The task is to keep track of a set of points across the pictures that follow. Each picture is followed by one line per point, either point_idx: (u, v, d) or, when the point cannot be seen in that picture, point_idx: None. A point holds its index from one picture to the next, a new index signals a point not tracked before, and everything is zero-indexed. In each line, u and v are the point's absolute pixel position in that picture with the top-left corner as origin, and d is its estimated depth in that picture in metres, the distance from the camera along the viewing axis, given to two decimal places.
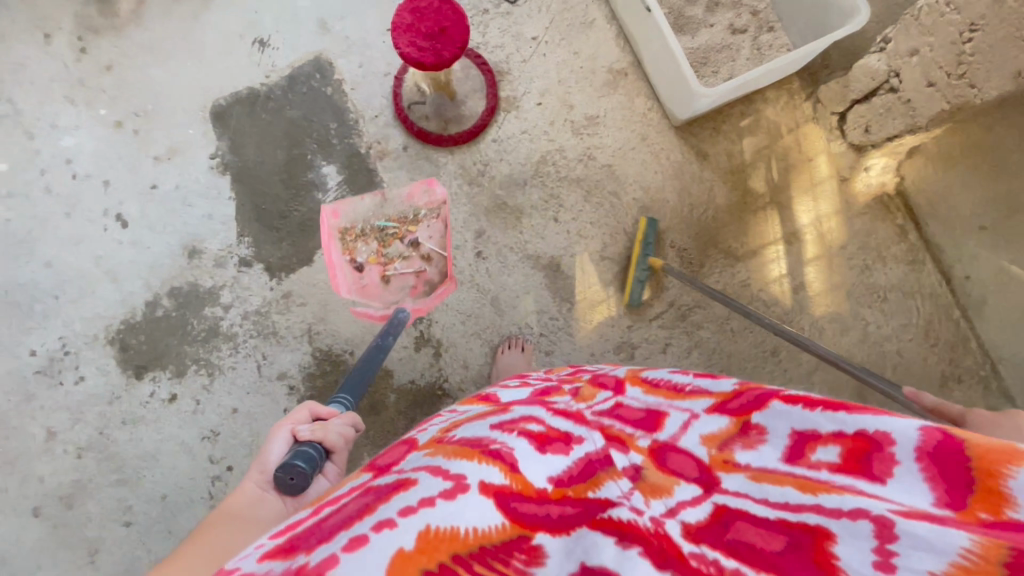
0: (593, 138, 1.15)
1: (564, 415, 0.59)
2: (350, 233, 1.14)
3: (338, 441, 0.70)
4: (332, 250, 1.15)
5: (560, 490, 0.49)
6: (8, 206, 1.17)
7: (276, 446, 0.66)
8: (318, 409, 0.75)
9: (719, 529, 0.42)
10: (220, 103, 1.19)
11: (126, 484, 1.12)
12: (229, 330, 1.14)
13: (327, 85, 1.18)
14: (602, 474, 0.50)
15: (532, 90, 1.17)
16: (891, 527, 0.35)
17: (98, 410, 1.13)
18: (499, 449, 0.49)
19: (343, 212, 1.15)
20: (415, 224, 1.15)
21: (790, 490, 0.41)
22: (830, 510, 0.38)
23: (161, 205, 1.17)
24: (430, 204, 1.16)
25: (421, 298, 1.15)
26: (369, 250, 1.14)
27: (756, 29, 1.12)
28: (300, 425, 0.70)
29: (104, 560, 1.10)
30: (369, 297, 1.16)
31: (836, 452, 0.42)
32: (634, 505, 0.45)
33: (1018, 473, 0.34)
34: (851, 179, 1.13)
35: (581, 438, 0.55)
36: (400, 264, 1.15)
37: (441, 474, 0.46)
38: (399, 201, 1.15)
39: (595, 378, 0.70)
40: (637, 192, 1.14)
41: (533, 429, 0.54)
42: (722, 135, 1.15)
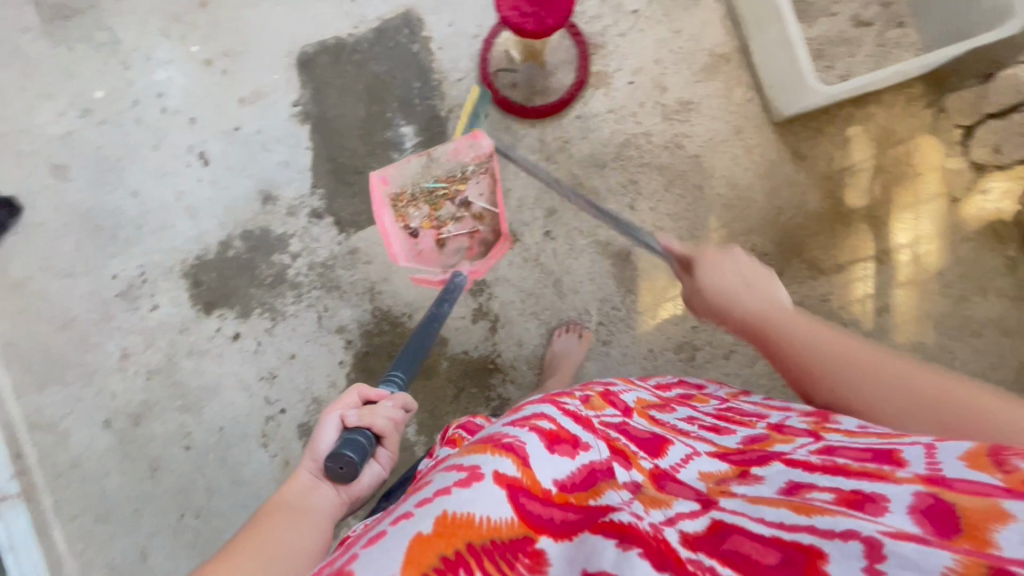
0: (684, 125, 1.09)
1: (574, 414, 0.57)
2: (401, 199, 1.05)
3: (387, 426, 0.69)
4: (383, 217, 1.06)
5: (563, 496, 0.48)
6: (101, 132, 1.21)
7: (326, 434, 0.67)
8: (367, 391, 0.73)
9: (716, 539, 0.42)
10: (307, 51, 1.18)
11: (187, 411, 1.18)
12: (295, 279, 1.17)
13: (414, 42, 1.15)
14: (604, 483, 0.49)
15: (625, 67, 1.11)
16: (880, 547, 0.36)
17: (168, 338, 1.19)
18: (512, 442, 0.49)
19: (391, 178, 1.05)
20: (464, 181, 1.06)
21: (787, 511, 0.42)
22: (824, 531, 0.38)
23: (242, 147, 1.19)
24: (476, 159, 1.05)
25: (478, 259, 1.09)
26: (421, 215, 1.06)
27: (884, 23, 1.02)
28: (350, 409, 0.69)
29: (164, 478, 1.18)
30: (425, 263, 1.09)
31: (831, 495, 0.43)
32: (634, 511, 0.45)
33: (1003, 529, 0.35)
34: (963, 201, 1.03)
35: (589, 444, 0.53)
36: (454, 225, 1.07)
37: (460, 467, 0.46)
38: (445, 158, 1.04)
39: (606, 392, 0.66)
40: (723, 188, 1.08)
41: (545, 425, 0.52)
42: (824, 137, 1.07)
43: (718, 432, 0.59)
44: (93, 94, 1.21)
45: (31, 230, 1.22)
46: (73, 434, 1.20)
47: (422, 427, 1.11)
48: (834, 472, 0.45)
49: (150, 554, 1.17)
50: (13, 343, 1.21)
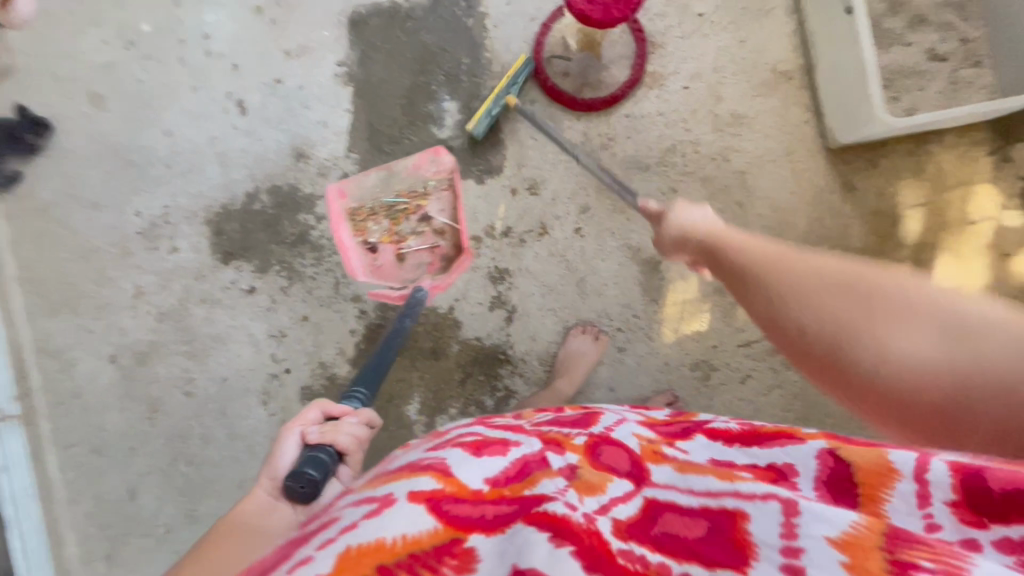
0: (734, 139, 1.06)
1: (504, 425, 0.59)
2: (360, 213, 1.07)
3: (349, 444, 0.68)
4: (342, 232, 1.08)
5: (496, 490, 0.48)
6: (143, 67, 1.20)
7: (287, 452, 0.66)
8: (330, 407, 0.72)
9: (647, 522, 0.43)
10: (360, 11, 1.15)
11: (193, 358, 1.18)
12: (317, 241, 1.15)
13: (469, 16, 1.12)
14: (538, 471, 0.49)
15: (682, 71, 1.07)
16: (796, 505, 0.38)
17: (183, 282, 1.18)
18: (432, 462, 0.50)
19: (351, 192, 1.08)
20: (425, 197, 1.08)
21: (711, 479, 0.44)
22: (746, 495, 0.41)
23: (281, 101, 1.17)
24: (438, 174, 1.09)
25: (439, 274, 1.08)
26: (380, 229, 1.07)
27: (960, 60, 0.97)
28: (311, 426, 0.68)
29: (162, 420, 1.18)
30: (385, 279, 1.09)
31: (749, 472, 0.45)
32: (568, 501, 0.44)
33: (893, 495, 0.39)
34: (1012, 256, 0.99)
35: (519, 440, 0.54)
36: (414, 240, 1.07)
37: (369, 499, 0.46)
38: (406, 173, 1.08)
39: (554, 408, 0.68)
40: (764, 209, 1.05)
41: (471, 437, 0.55)
42: (878, 171, 1.03)
43: (652, 412, 0.64)
44: (139, 27, 1.20)
45: (61, 156, 1.21)
46: (78, 365, 1.20)
47: (424, 407, 1.10)
48: (749, 444, 0.49)
49: (138, 493, 1.18)
50: (31, 266, 1.21)
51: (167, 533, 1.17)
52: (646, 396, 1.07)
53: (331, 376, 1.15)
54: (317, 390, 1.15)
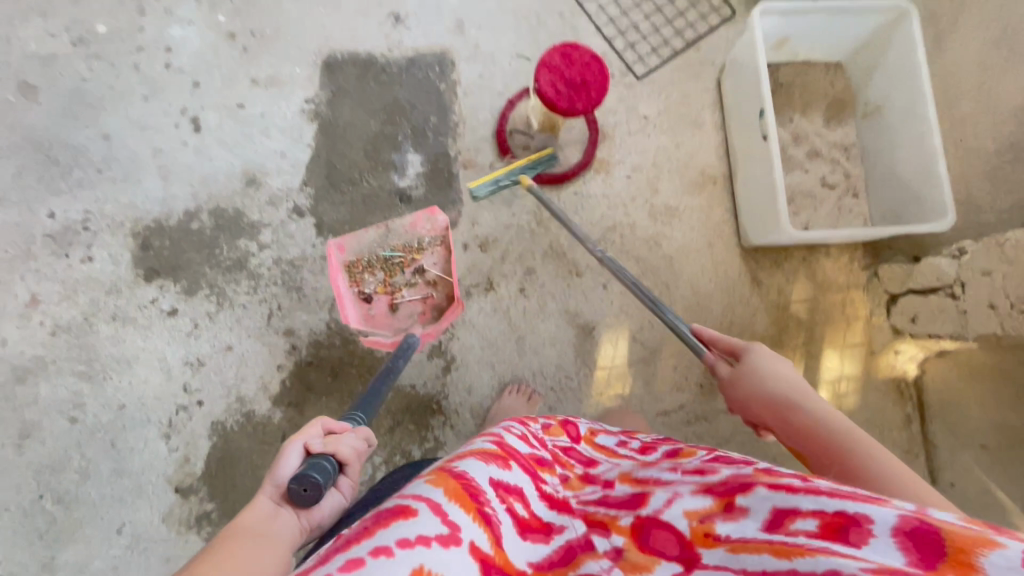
0: (666, 226, 1.19)
1: (553, 499, 0.55)
2: (357, 265, 1.08)
3: (350, 455, 0.69)
4: (338, 282, 1.06)
5: (540, 572, 0.46)
6: (90, 67, 1.14)
7: (289, 459, 0.65)
8: (329, 424, 0.73)
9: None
10: (336, 56, 1.19)
11: (87, 380, 1.06)
12: (255, 269, 1.11)
13: (442, 80, 1.20)
14: (583, 556, 0.47)
15: (626, 161, 1.20)
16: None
17: (91, 295, 1.08)
18: (491, 514, 0.48)
19: (349, 246, 1.07)
20: (420, 251, 1.09)
21: (768, 556, 0.41)
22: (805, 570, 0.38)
23: (239, 125, 1.15)
24: (433, 231, 1.10)
25: (431, 324, 1.09)
26: (376, 281, 1.08)
27: (843, 190, 1.19)
28: (313, 438, 0.68)
29: (33, 449, 1.03)
30: (378, 329, 1.08)
31: (815, 522, 0.42)
32: (607, 570, 0.45)
33: (988, 554, 0.36)
34: (879, 355, 1.18)
35: (564, 524, 0.52)
36: (408, 292, 1.09)
37: (438, 512, 0.45)
38: (402, 227, 1.09)
39: (587, 472, 0.62)
40: (687, 292, 1.17)
41: (520, 509, 0.51)
42: (780, 271, 1.20)
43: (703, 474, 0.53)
44: (94, 26, 1.15)
45: None
46: None
47: None
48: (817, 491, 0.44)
49: None
50: None
51: None
52: None
53: (247, 413, 1.07)
54: (229, 427, 1.06)
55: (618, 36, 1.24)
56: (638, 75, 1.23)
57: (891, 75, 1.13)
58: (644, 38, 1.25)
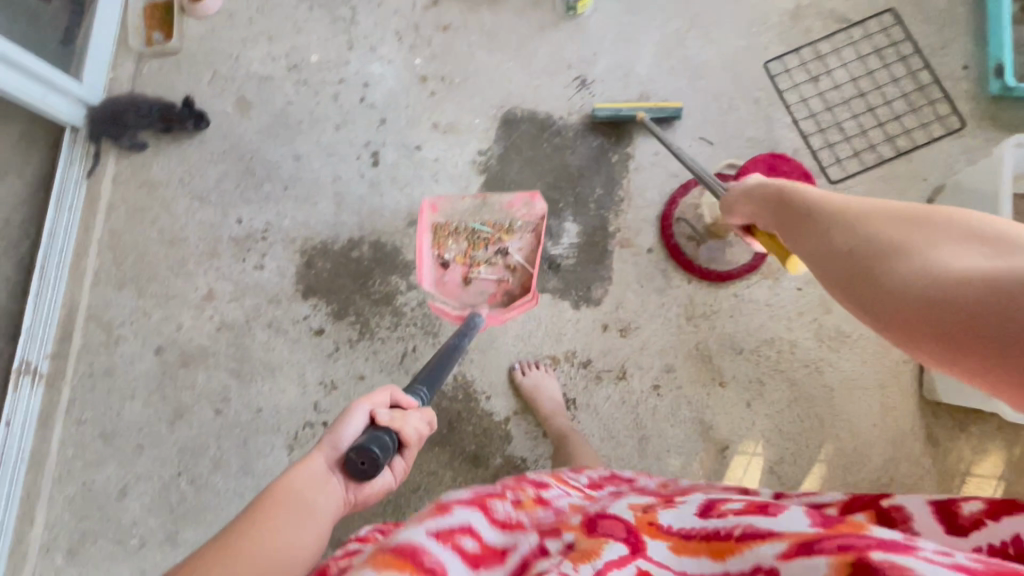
0: (832, 353, 1.06)
1: (505, 522, 0.52)
2: (444, 229, 1.13)
3: (411, 436, 0.71)
4: (423, 238, 1.12)
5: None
6: (297, 91, 1.24)
7: (353, 424, 0.68)
8: (398, 396, 0.76)
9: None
10: (516, 112, 1.20)
11: (236, 377, 1.15)
12: (400, 307, 1.15)
13: (615, 152, 1.16)
14: (536, 562, 0.48)
15: (800, 272, 1.09)
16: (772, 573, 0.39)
17: (256, 301, 1.17)
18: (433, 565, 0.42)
19: (442, 209, 1.13)
20: (508, 233, 1.13)
21: (705, 559, 0.45)
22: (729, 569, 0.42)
23: (413, 166, 1.20)
24: (526, 217, 1.13)
25: (498, 308, 1.11)
26: (457, 248, 1.13)
27: None
28: (380, 407, 0.71)
29: (181, 429, 1.14)
30: (447, 296, 1.13)
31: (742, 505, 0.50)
32: (562, 568, 0.45)
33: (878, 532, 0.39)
34: None
35: (513, 545, 0.50)
36: (485, 269, 1.12)
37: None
38: (498, 206, 1.13)
39: (542, 492, 0.61)
40: (842, 432, 1.04)
41: (467, 543, 0.47)
42: (965, 434, 1.02)
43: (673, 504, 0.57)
44: (308, 55, 1.25)
45: (189, 144, 1.24)
46: (123, 345, 1.17)
47: None
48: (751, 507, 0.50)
49: (128, 495, 1.12)
50: (119, 234, 1.21)
51: (138, 548, 1.10)
52: None
53: None
54: None
55: (816, 132, 1.13)
56: (831, 179, 1.12)
57: None
58: (846, 139, 1.13)
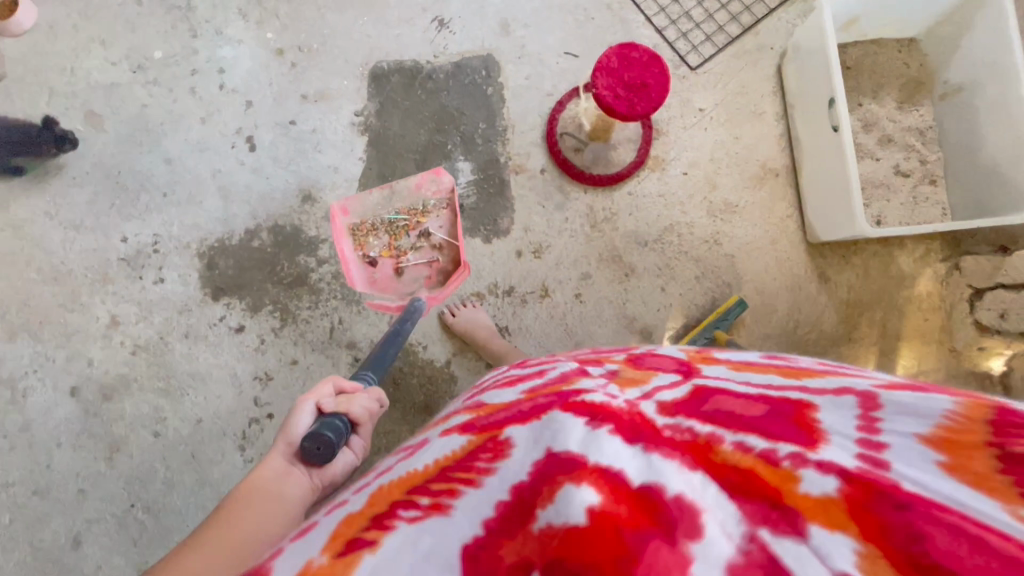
0: (725, 224, 1.15)
1: (543, 416, 0.52)
2: (361, 229, 1.12)
3: (361, 415, 0.78)
4: (343, 245, 1.12)
5: (533, 395, 0.51)
6: (149, 93, 1.17)
7: (302, 419, 0.74)
8: (341, 384, 0.82)
9: (698, 405, 0.46)
10: (383, 66, 1.18)
11: (166, 396, 1.11)
12: (316, 284, 1.14)
13: (489, 85, 1.18)
14: (578, 380, 0.51)
15: (682, 158, 1.16)
16: (873, 397, 0.40)
17: (165, 315, 1.13)
18: (469, 415, 0.54)
19: (353, 209, 1.13)
20: (425, 215, 1.13)
21: (770, 479, 0.41)
22: (810, 394, 0.43)
23: (293, 143, 1.17)
24: (437, 194, 1.13)
25: (436, 288, 1.13)
26: (380, 244, 1.12)
27: (920, 176, 1.11)
28: (325, 398, 0.77)
29: (122, 462, 1.09)
30: (383, 291, 1.13)
31: (803, 386, 0.45)
32: (608, 389, 0.49)
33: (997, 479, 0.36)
34: (962, 354, 1.10)
35: (553, 447, 0.51)
36: (413, 255, 1.13)
37: (415, 448, 0.52)
38: (407, 192, 1.13)
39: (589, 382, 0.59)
40: (749, 291, 1.13)
41: (505, 446, 0.51)
42: (849, 265, 1.13)
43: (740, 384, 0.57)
44: (151, 53, 1.18)
45: (45, 173, 1.15)
46: (33, 395, 1.10)
47: None
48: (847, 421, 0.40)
49: (84, 541, 1.07)
50: None
51: None
52: None
53: None
54: None
55: (669, 25, 1.19)
56: (691, 66, 1.18)
57: (977, 51, 1.05)
58: (697, 25, 1.19)
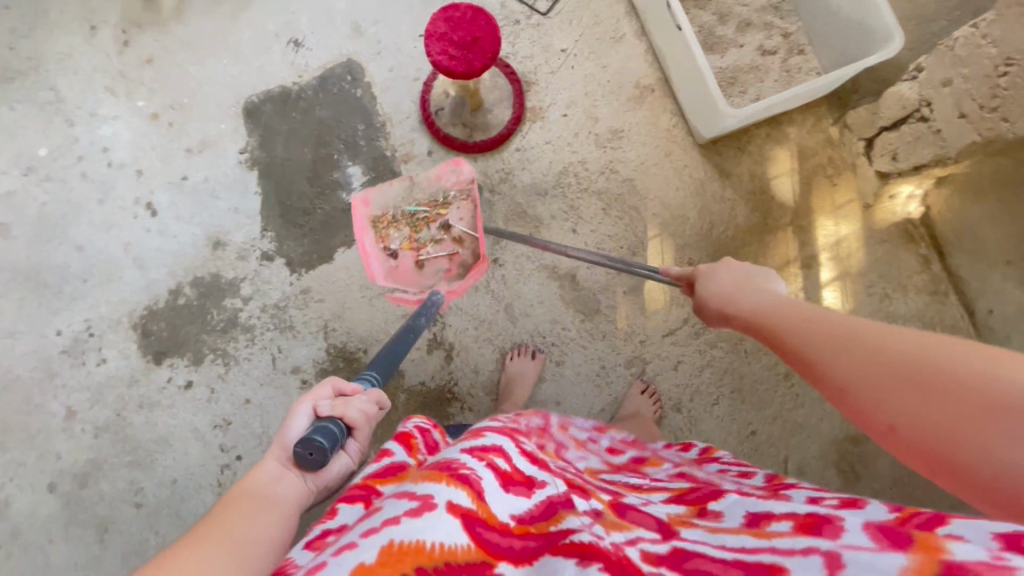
0: (616, 151, 1.16)
1: (533, 458, 0.56)
2: (382, 222, 1.07)
3: (358, 419, 0.66)
4: (364, 238, 1.06)
5: (523, 526, 0.47)
6: (45, 190, 1.21)
7: (297, 422, 0.64)
8: (341, 386, 0.70)
9: (678, 559, 0.41)
10: (254, 100, 1.21)
11: (138, 467, 1.14)
12: (247, 322, 1.16)
13: (356, 88, 1.20)
14: (563, 511, 0.48)
15: (558, 101, 1.17)
16: (840, 557, 0.34)
17: (116, 392, 1.16)
18: (468, 473, 0.47)
19: (375, 201, 1.07)
20: (446, 207, 1.08)
21: (748, 537, 0.40)
22: (784, 549, 0.37)
23: (189, 196, 1.20)
24: (458, 184, 1.08)
25: (456, 282, 1.07)
26: (401, 237, 1.06)
27: (787, 50, 1.12)
28: (322, 401, 0.66)
29: (114, 540, 1.13)
30: (404, 285, 1.07)
31: (790, 522, 0.41)
32: (594, 530, 0.45)
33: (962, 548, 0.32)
34: (875, 206, 1.11)
35: (544, 481, 0.52)
36: (433, 247, 1.06)
37: (405, 495, 0.44)
38: (427, 183, 1.08)
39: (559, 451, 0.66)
40: (656, 208, 1.14)
41: (500, 462, 0.51)
42: (746, 155, 1.14)
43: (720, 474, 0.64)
44: (35, 152, 1.21)
45: None
46: (15, 501, 1.14)
47: None
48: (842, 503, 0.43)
49: None
50: None
51: None
52: (593, 402, 1.11)
53: None
54: None
55: None
56: (542, 12, 1.19)
57: None
58: None
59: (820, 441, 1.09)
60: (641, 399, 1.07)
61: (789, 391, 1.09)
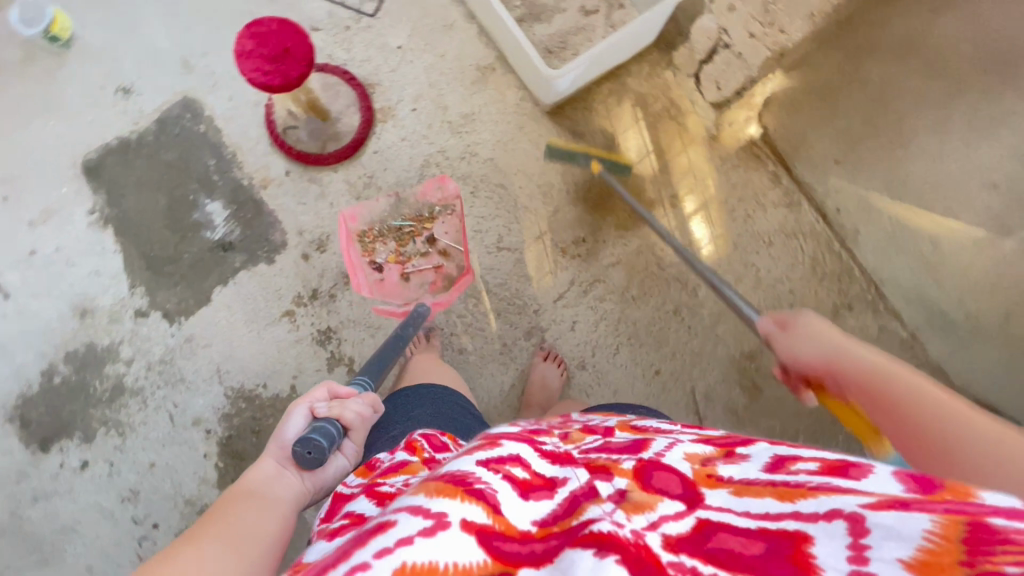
0: (471, 134, 1.18)
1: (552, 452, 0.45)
2: (368, 234, 1.15)
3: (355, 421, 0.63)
4: (351, 251, 1.14)
5: (546, 528, 0.37)
6: None
7: (292, 422, 0.61)
8: (337, 388, 0.67)
9: (699, 539, 0.34)
10: (91, 157, 1.16)
11: (47, 563, 1.07)
12: (134, 385, 1.11)
13: (198, 123, 1.17)
14: (586, 504, 0.38)
15: (405, 97, 1.18)
16: (862, 520, 0.29)
17: (6, 492, 1.09)
18: (484, 487, 0.37)
19: (360, 216, 1.15)
20: (432, 220, 1.15)
21: (771, 499, 0.33)
22: (807, 513, 0.31)
23: (42, 270, 1.13)
24: (444, 200, 1.17)
25: (442, 293, 1.15)
26: (387, 250, 1.14)
27: (607, 7, 1.16)
28: (319, 403, 0.64)
29: None
30: (388, 296, 1.14)
31: (816, 463, 0.35)
32: (613, 517, 0.36)
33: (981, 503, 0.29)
34: (719, 136, 1.15)
35: (566, 477, 0.42)
36: (418, 260, 1.15)
37: (419, 509, 0.35)
38: (413, 199, 1.16)
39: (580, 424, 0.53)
40: (523, 181, 1.17)
41: (519, 470, 0.41)
42: (593, 113, 1.18)
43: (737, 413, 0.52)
44: None
45: None
46: None
47: None
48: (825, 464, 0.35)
49: None
50: None
51: None
52: (502, 381, 1.12)
53: (202, 509, 1.08)
54: None
55: None
56: (370, 13, 1.20)
57: None
58: None
59: (719, 366, 1.13)
60: (545, 366, 1.10)
61: (681, 325, 1.14)
